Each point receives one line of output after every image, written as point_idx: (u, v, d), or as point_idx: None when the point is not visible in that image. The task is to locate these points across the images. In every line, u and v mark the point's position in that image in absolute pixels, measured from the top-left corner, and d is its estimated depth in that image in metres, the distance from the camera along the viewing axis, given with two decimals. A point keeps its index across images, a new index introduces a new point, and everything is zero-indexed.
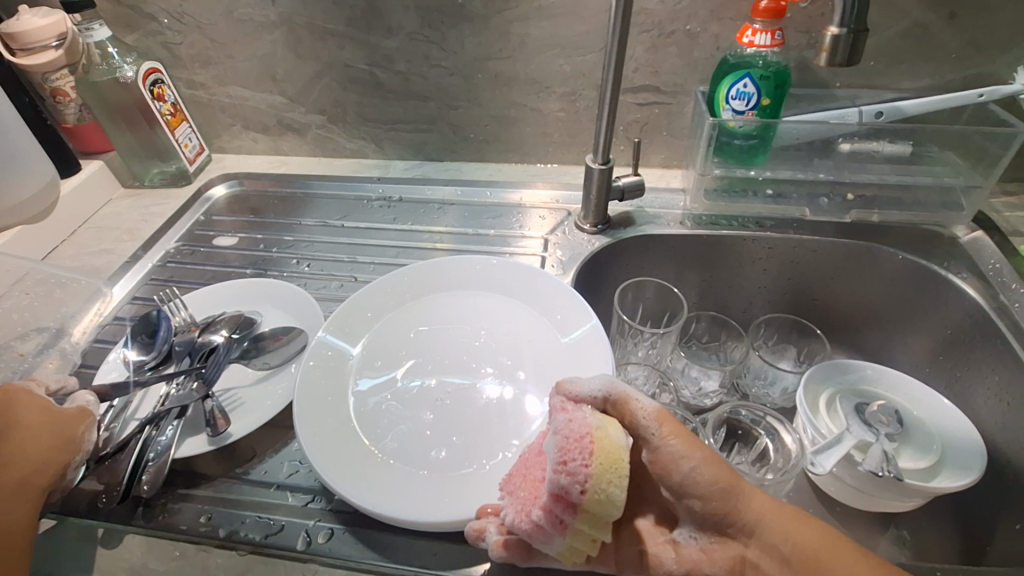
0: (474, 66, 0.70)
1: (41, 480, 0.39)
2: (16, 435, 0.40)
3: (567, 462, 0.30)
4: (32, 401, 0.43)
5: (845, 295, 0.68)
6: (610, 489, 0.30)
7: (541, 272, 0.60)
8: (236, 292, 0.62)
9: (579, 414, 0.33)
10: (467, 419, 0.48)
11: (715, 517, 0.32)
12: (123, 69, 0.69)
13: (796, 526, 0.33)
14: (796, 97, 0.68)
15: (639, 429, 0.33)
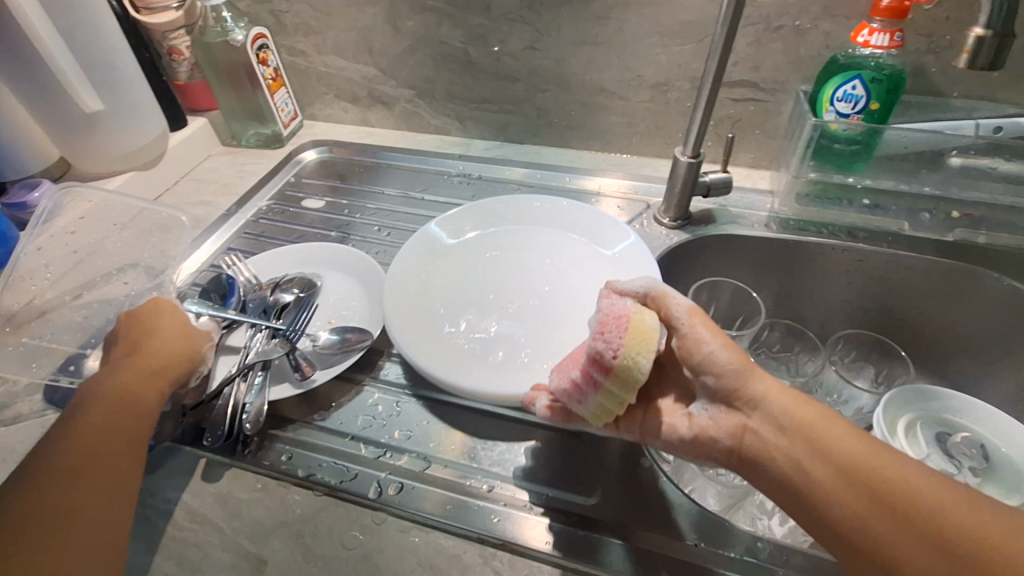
0: (568, 50, 0.70)
1: (170, 375, 0.45)
2: (160, 335, 0.47)
3: (605, 333, 0.35)
4: (173, 314, 0.50)
5: (938, 320, 0.64)
6: (640, 360, 0.34)
7: (608, 215, 0.63)
8: (301, 254, 0.64)
9: (621, 300, 0.37)
10: (529, 328, 0.54)
11: (725, 391, 0.36)
12: (234, 32, 0.73)
13: (796, 401, 0.35)
14: (906, 104, 0.64)
15: (670, 316, 0.37)
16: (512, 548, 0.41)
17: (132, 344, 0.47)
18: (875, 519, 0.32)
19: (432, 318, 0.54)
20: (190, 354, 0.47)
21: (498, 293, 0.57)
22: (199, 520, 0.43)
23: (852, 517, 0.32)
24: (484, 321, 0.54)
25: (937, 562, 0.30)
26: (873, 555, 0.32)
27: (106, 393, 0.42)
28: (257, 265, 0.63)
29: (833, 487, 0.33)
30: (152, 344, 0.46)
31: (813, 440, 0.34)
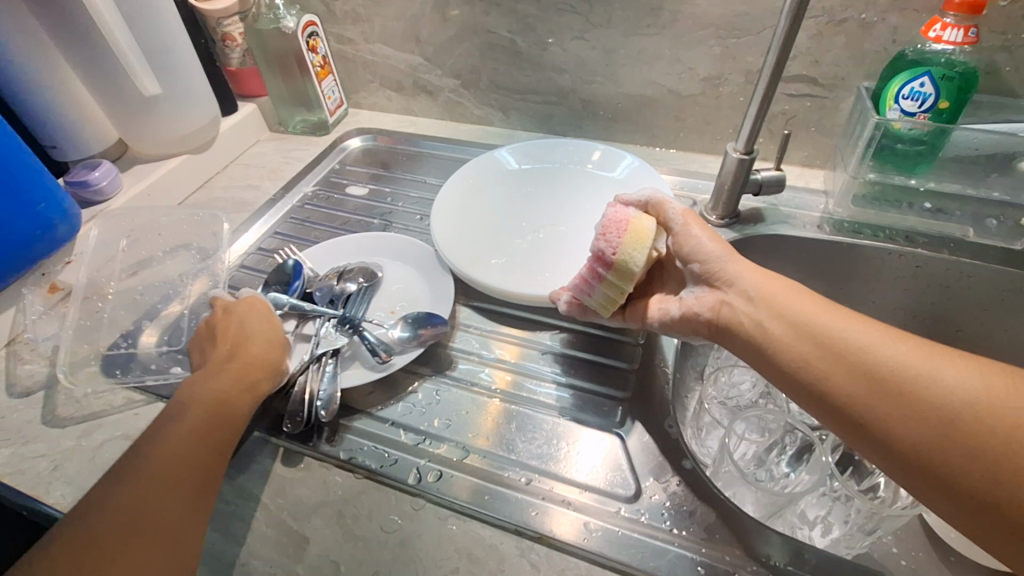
0: (618, 41, 0.69)
1: (262, 387, 0.46)
2: (254, 343, 0.48)
3: (607, 234, 0.43)
4: (269, 319, 0.51)
5: (1000, 333, 0.61)
6: (635, 255, 0.42)
7: (630, 159, 0.69)
8: (360, 245, 0.64)
9: (623, 207, 0.45)
10: (554, 251, 0.63)
11: (708, 273, 0.44)
12: (286, 19, 0.73)
13: (767, 279, 0.42)
14: (976, 103, 0.60)
15: (666, 219, 0.46)
16: (549, 542, 0.40)
17: (231, 344, 0.48)
18: (822, 364, 0.37)
19: (475, 241, 0.63)
20: (278, 369, 0.48)
21: (530, 222, 0.66)
22: (244, 496, 0.44)
23: (803, 363, 0.38)
24: (520, 244, 0.64)
25: (875, 393, 0.35)
26: (819, 393, 0.37)
27: (204, 399, 0.43)
28: (316, 257, 0.63)
29: (787, 340, 0.39)
30: (250, 349, 0.47)
31: (775, 307, 0.40)
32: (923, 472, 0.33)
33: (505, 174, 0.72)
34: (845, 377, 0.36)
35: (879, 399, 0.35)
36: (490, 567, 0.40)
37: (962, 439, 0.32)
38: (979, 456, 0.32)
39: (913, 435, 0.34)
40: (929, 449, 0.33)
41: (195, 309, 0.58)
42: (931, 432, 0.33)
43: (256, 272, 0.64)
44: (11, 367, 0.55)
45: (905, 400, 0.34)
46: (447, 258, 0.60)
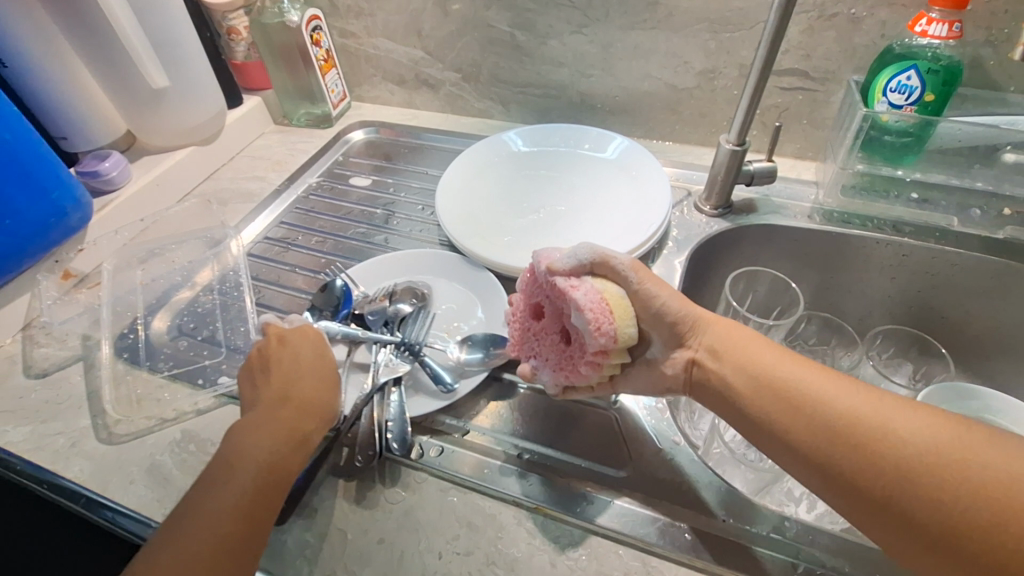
0: (616, 35, 0.70)
1: (315, 439, 0.43)
2: (303, 383, 0.45)
3: (600, 326, 0.38)
4: (323, 357, 0.47)
5: (983, 319, 0.63)
6: (629, 329, 0.39)
7: (622, 141, 0.73)
8: (405, 260, 0.62)
9: (580, 284, 0.39)
10: (555, 226, 0.65)
11: (677, 331, 0.41)
12: (290, 13, 0.75)
13: (731, 332, 0.41)
14: (961, 97, 0.62)
15: (613, 276, 0.40)
16: (546, 513, 0.43)
17: (282, 384, 0.44)
18: (787, 421, 0.37)
19: (478, 221, 0.66)
20: (327, 416, 0.44)
21: (532, 200, 0.69)
22: None
23: (774, 423, 0.37)
24: (522, 223, 0.66)
25: (844, 454, 0.34)
26: (789, 449, 0.36)
27: (254, 453, 0.40)
28: (361, 278, 0.61)
29: (752, 397, 0.38)
30: (303, 393, 0.44)
31: (742, 362, 0.39)
32: (893, 525, 0.33)
33: (507, 155, 0.75)
34: (818, 438, 0.35)
35: (852, 459, 0.34)
36: (489, 534, 0.42)
37: (927, 499, 0.32)
38: (952, 513, 0.31)
39: (879, 491, 0.33)
40: (904, 507, 0.33)
41: (211, 297, 0.60)
42: (898, 492, 0.33)
43: (264, 260, 0.66)
44: (28, 350, 0.57)
45: (872, 458, 0.34)
46: (451, 234, 0.63)
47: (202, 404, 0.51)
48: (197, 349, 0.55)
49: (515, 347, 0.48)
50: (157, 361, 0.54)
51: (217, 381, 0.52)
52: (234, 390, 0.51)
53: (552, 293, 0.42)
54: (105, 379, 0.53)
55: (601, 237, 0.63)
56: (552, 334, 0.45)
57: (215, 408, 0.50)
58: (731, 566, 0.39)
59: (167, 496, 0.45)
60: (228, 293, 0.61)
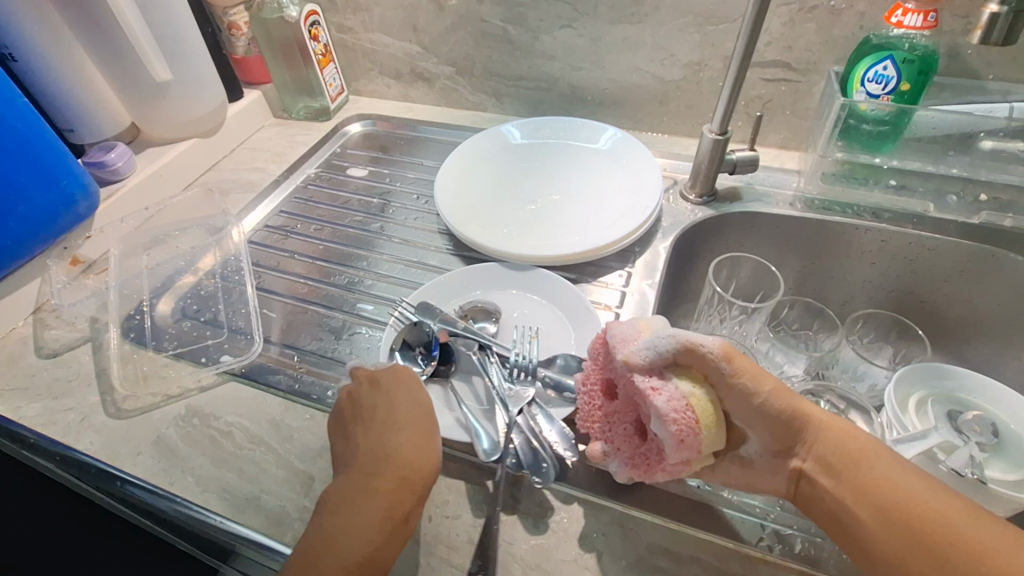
0: (605, 29, 0.72)
1: (415, 516, 0.39)
2: (400, 447, 0.40)
3: (684, 438, 0.34)
4: (423, 409, 0.43)
5: (960, 302, 0.65)
6: (717, 439, 0.34)
7: (607, 129, 0.75)
8: (468, 276, 0.60)
9: (664, 386, 0.34)
10: (554, 216, 0.67)
11: (781, 436, 0.36)
12: (290, 8, 0.77)
13: (847, 440, 0.36)
14: (939, 86, 0.64)
15: (703, 369, 0.35)
16: (533, 479, 0.45)
17: (377, 442, 0.41)
18: (917, 564, 0.33)
19: (476, 209, 0.67)
20: (428, 488, 0.40)
21: (529, 192, 0.70)
22: (256, 442, 0.48)
23: (895, 561, 0.33)
24: (519, 213, 0.67)
25: None
26: None
27: (348, 535, 0.37)
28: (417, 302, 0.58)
29: (873, 527, 0.34)
30: (401, 454, 0.40)
31: (863, 483, 0.35)
32: None
33: (500, 148, 0.76)
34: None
35: None
36: (476, 500, 0.44)
37: None
38: None
39: None
40: None
41: (214, 281, 0.63)
42: None
43: (263, 248, 0.68)
44: (40, 332, 0.60)
45: None
46: (449, 222, 0.64)
47: (205, 381, 0.53)
48: (200, 330, 0.58)
49: (584, 424, 0.44)
50: (163, 341, 0.57)
51: (218, 359, 0.55)
52: (235, 368, 0.54)
53: (629, 383, 0.38)
54: (112, 358, 0.55)
55: (596, 226, 0.65)
56: (625, 421, 0.41)
57: (217, 385, 0.53)
58: (704, 527, 0.41)
59: (173, 466, 0.47)
60: (229, 277, 0.63)
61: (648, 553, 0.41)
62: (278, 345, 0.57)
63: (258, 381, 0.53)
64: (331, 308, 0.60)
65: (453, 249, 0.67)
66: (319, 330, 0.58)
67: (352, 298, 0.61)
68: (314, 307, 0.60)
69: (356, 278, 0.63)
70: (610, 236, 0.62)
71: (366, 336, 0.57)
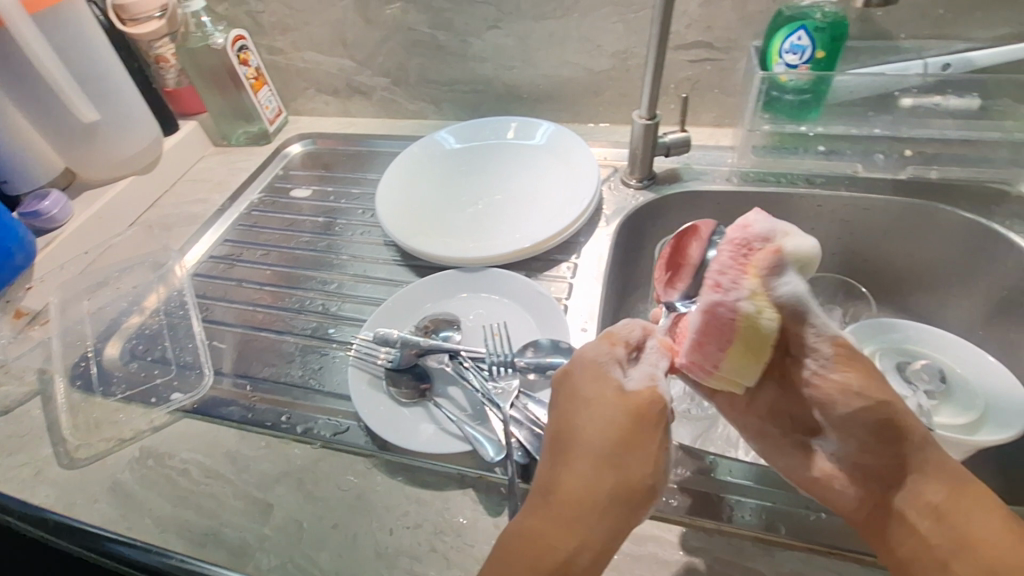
0: (530, 26, 0.73)
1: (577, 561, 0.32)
2: (587, 475, 0.33)
3: (704, 345, 0.35)
4: (613, 416, 0.34)
5: (901, 257, 0.67)
6: (740, 365, 0.35)
7: (542, 123, 0.76)
8: (418, 291, 0.59)
9: (778, 293, 0.32)
10: (498, 216, 0.67)
11: (873, 454, 0.34)
12: (215, 36, 0.77)
13: (956, 484, 0.33)
14: (855, 50, 0.66)
15: (807, 332, 0.34)
16: (488, 480, 0.45)
17: (581, 463, 0.33)
18: None
19: (419, 218, 0.67)
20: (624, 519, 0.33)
21: (470, 195, 0.70)
22: (213, 476, 0.48)
23: None
24: (463, 217, 0.68)
25: None
26: None
27: None
28: (371, 323, 0.57)
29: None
30: (602, 484, 0.33)
31: (967, 534, 0.32)
32: None
33: (440, 153, 0.76)
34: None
35: None
36: (437, 506, 0.44)
37: None
38: None
39: None
40: None
41: (159, 319, 0.62)
42: None
43: (211, 279, 0.68)
44: None
45: None
46: (393, 235, 0.64)
47: (157, 421, 0.53)
48: (149, 370, 0.57)
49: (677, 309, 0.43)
50: (112, 386, 0.56)
51: (169, 397, 0.54)
52: (187, 405, 0.54)
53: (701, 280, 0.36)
54: (62, 408, 0.54)
55: (538, 221, 0.65)
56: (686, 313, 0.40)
57: (170, 423, 0.52)
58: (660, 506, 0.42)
59: (130, 510, 0.47)
60: (174, 313, 0.63)
61: None
62: (231, 376, 0.56)
63: (210, 415, 0.52)
64: (283, 333, 0.60)
65: (400, 260, 0.67)
66: (271, 357, 0.57)
67: (303, 320, 0.61)
68: (264, 334, 0.60)
69: (306, 299, 0.63)
70: (551, 229, 0.63)
71: (319, 356, 0.57)
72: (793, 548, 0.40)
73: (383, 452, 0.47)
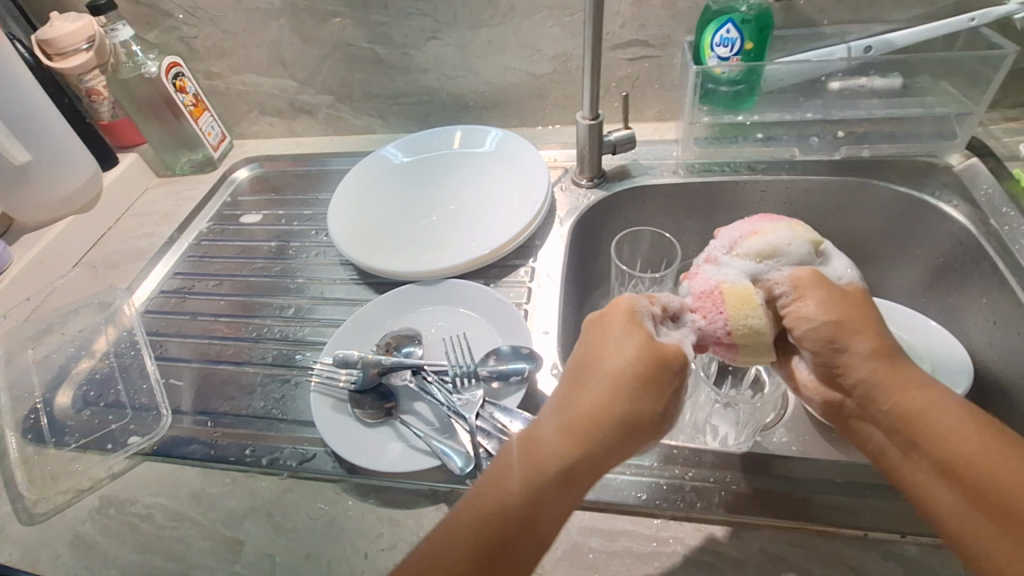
0: (469, 34, 0.74)
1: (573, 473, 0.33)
2: (599, 392, 0.34)
3: (705, 312, 0.39)
4: (633, 345, 0.34)
5: (842, 233, 0.70)
6: (749, 321, 0.37)
7: (490, 130, 0.76)
8: (377, 309, 0.59)
9: (728, 264, 0.41)
10: (452, 226, 0.67)
11: (830, 366, 0.37)
12: (147, 65, 0.75)
13: (908, 386, 0.35)
14: (783, 38, 0.69)
15: (768, 287, 0.39)
16: (460, 492, 0.45)
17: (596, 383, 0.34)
18: (953, 506, 0.33)
19: (373, 235, 0.67)
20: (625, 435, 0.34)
21: (423, 207, 0.70)
22: (179, 518, 0.47)
23: (938, 509, 0.33)
24: (418, 231, 0.67)
25: None
26: (951, 535, 0.33)
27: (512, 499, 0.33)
28: (331, 346, 0.56)
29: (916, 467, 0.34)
30: (607, 401, 0.33)
31: (921, 431, 0.34)
32: None
33: (391, 168, 0.75)
34: (999, 544, 0.31)
35: None
36: (411, 524, 0.44)
37: None
38: None
39: None
40: None
41: (110, 361, 0.60)
42: None
43: (163, 315, 0.66)
44: None
45: None
46: (349, 254, 0.64)
47: (116, 468, 0.51)
48: (103, 415, 0.55)
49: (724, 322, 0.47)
50: (65, 435, 0.54)
51: (127, 441, 0.53)
52: (146, 448, 0.52)
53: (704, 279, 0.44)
54: (13, 464, 0.52)
55: (493, 228, 0.66)
56: None
57: (130, 469, 0.51)
58: (631, 500, 0.43)
59: (93, 562, 0.45)
60: (125, 354, 0.61)
61: (582, 537, 0.42)
62: (191, 413, 0.55)
63: (171, 456, 0.51)
64: (242, 364, 0.59)
65: (358, 278, 0.66)
66: (231, 390, 0.56)
67: (262, 349, 0.60)
68: (223, 367, 0.59)
69: (264, 327, 0.62)
70: (505, 235, 0.63)
71: (280, 384, 0.56)
72: (759, 526, 0.41)
73: (353, 475, 0.47)
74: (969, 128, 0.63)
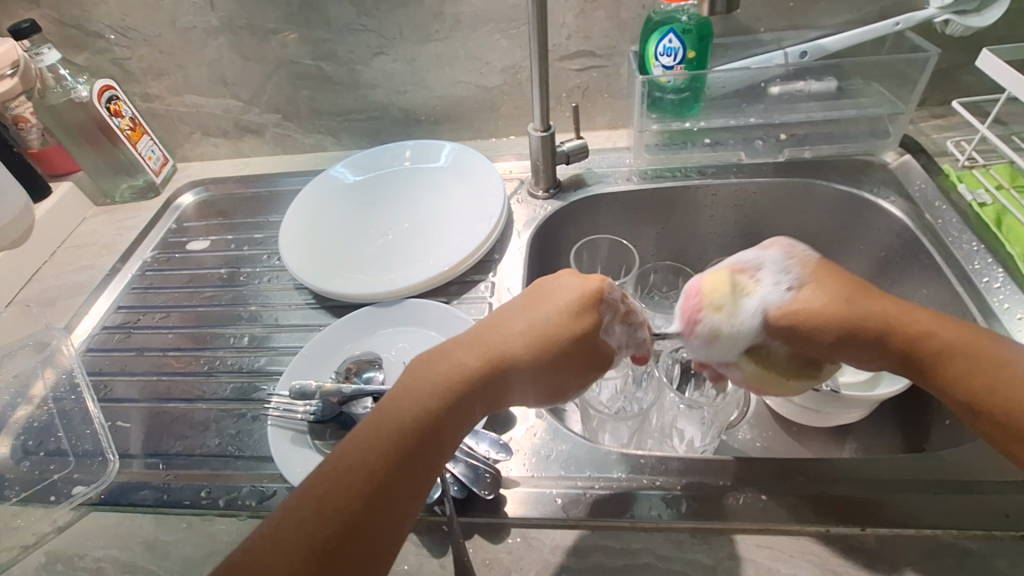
0: (416, 49, 0.73)
1: (473, 395, 0.36)
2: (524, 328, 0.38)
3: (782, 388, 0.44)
4: (570, 300, 0.39)
5: (790, 232, 0.72)
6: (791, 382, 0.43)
7: (443, 144, 0.76)
8: (335, 333, 0.57)
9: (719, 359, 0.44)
10: (409, 245, 0.67)
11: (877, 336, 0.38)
12: (77, 89, 0.71)
13: (935, 333, 0.38)
14: (724, 46, 0.71)
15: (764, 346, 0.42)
16: (429, 520, 0.44)
17: (530, 324, 0.38)
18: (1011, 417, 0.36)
19: (326, 259, 0.65)
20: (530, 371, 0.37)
21: (378, 226, 0.69)
22: (130, 571, 0.44)
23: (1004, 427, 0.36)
24: (373, 251, 0.66)
25: None
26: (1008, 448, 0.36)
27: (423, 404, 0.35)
28: (288, 376, 0.54)
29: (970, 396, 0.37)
30: (529, 336, 0.37)
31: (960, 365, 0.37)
32: None
33: (342, 187, 0.74)
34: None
35: None
36: None
37: None
38: None
39: None
40: None
41: (49, 408, 0.56)
42: None
43: (106, 354, 0.63)
44: None
45: None
46: (302, 279, 0.62)
47: (60, 520, 0.48)
48: (45, 466, 0.52)
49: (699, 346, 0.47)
50: (4, 489, 0.50)
51: (71, 492, 0.49)
52: (92, 497, 0.49)
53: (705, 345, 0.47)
54: None
55: (450, 245, 0.65)
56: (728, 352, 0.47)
57: (75, 522, 0.48)
58: (600, 515, 0.43)
59: None
60: (64, 399, 0.57)
61: (554, 556, 0.42)
62: (141, 457, 0.52)
63: (120, 504, 0.48)
64: (194, 400, 0.56)
65: (314, 303, 0.64)
66: (184, 428, 0.54)
67: (215, 383, 0.58)
68: (173, 405, 0.56)
69: (216, 360, 0.60)
70: (463, 252, 0.63)
71: (235, 420, 0.54)
72: (726, 531, 0.42)
73: None
74: (900, 126, 0.66)
